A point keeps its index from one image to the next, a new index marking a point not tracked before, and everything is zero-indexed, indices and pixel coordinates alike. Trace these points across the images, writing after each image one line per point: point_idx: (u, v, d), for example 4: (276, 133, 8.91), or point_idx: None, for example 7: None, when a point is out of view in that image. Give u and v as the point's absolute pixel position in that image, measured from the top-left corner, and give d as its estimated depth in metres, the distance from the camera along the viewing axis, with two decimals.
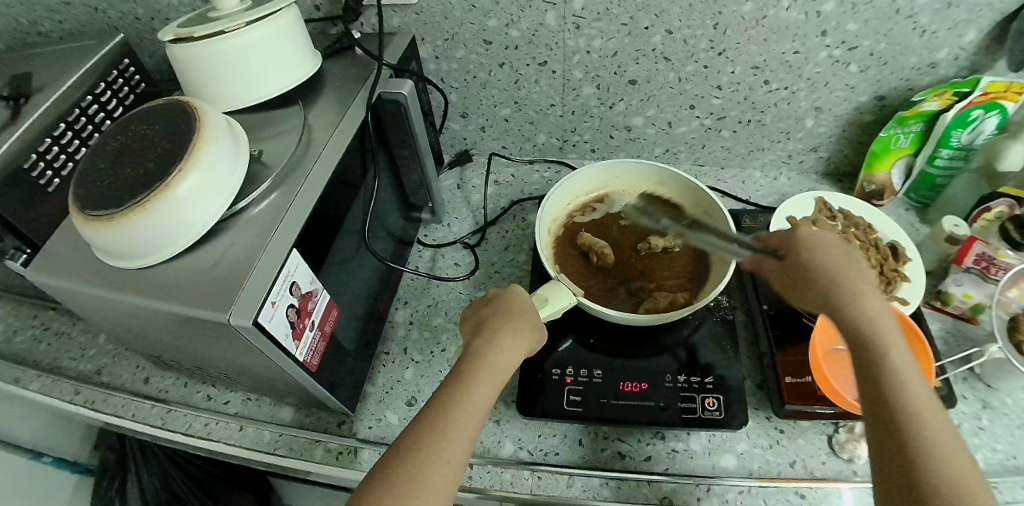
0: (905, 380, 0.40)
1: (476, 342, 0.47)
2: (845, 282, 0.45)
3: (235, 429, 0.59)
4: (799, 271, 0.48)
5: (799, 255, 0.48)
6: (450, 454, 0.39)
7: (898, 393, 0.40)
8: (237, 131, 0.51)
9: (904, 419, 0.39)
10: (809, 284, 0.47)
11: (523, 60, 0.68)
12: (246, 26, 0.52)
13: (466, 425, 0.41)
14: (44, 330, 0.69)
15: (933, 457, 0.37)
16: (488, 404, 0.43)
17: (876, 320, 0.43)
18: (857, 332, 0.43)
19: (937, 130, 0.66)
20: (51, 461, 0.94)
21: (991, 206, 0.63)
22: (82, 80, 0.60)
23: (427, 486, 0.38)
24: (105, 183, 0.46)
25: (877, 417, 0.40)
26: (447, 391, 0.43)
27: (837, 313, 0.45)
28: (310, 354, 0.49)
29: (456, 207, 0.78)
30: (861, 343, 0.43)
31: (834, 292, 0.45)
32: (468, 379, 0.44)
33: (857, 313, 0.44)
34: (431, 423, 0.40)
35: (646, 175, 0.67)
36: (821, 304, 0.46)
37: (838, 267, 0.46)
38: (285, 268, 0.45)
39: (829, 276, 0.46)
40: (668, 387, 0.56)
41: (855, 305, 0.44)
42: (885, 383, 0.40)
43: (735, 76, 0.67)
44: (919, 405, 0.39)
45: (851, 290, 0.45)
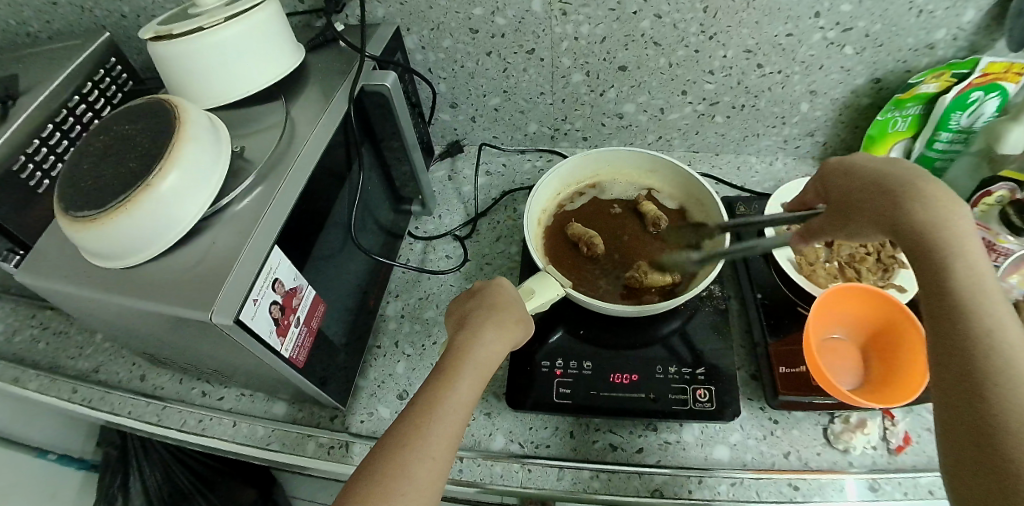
0: (974, 297, 0.37)
1: (466, 331, 0.47)
2: (899, 190, 0.42)
3: (229, 425, 0.59)
4: (848, 198, 0.46)
5: (842, 178, 0.47)
6: (435, 450, 0.39)
7: (967, 314, 0.37)
8: (218, 128, 0.51)
9: (976, 334, 0.36)
10: (858, 207, 0.45)
11: (511, 48, 0.67)
12: (224, 22, 0.51)
13: (452, 412, 0.41)
14: (42, 329, 0.68)
15: (1004, 380, 0.34)
16: (474, 394, 0.43)
17: (941, 230, 0.39)
18: (918, 246, 0.40)
19: (935, 113, 0.65)
20: (56, 458, 0.96)
21: (992, 189, 0.62)
22: (69, 79, 0.60)
23: (413, 483, 0.37)
24: (87, 183, 0.46)
25: (941, 342, 0.38)
26: (433, 385, 0.43)
27: (895, 225, 0.42)
28: (295, 350, 0.49)
29: (445, 199, 0.77)
30: (922, 257, 0.40)
31: (887, 203, 0.42)
32: (455, 371, 0.43)
33: (911, 223, 0.40)
34: (418, 419, 0.40)
35: (638, 161, 0.66)
36: (873, 222, 0.44)
37: (889, 173, 0.43)
38: (266, 265, 0.45)
39: (880, 189, 0.43)
40: (658, 378, 0.55)
41: (904, 213, 0.41)
42: (950, 301, 0.38)
43: (727, 61, 0.66)
44: (994, 329, 0.36)
45: (903, 197, 0.41)
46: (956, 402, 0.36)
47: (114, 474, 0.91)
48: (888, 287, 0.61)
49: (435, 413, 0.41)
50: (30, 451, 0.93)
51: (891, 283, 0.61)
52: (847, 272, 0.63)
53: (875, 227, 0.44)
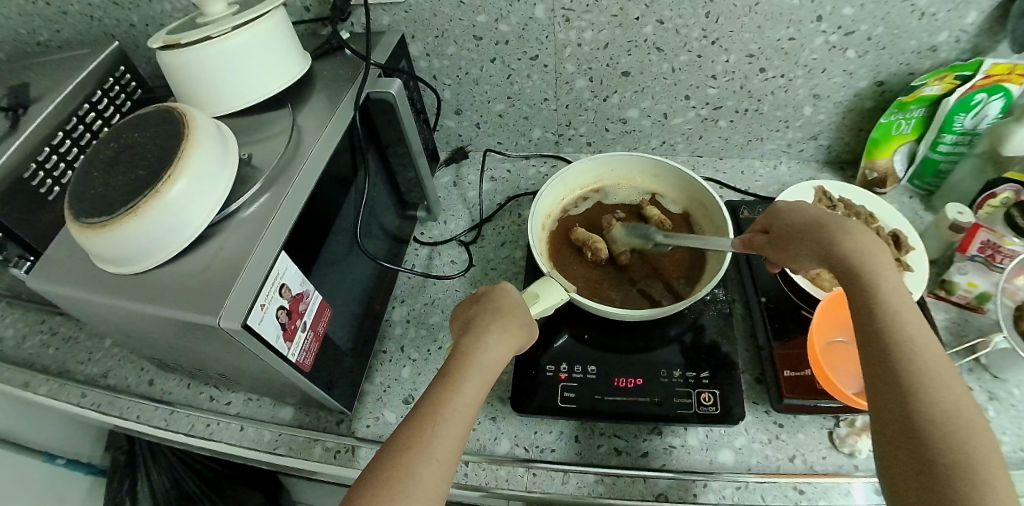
0: (900, 314, 0.41)
1: (471, 334, 0.47)
2: (833, 226, 0.46)
3: (236, 429, 0.60)
4: (789, 229, 0.50)
5: (784, 214, 0.51)
6: (440, 454, 0.40)
7: (896, 328, 0.40)
8: (227, 136, 0.52)
9: (900, 347, 0.39)
10: (798, 237, 0.48)
11: (515, 55, 0.67)
12: (232, 31, 0.52)
13: (455, 416, 0.42)
14: (52, 335, 0.69)
15: (929, 387, 0.37)
16: (478, 398, 0.44)
17: (869, 260, 0.43)
18: (850, 273, 0.43)
19: (939, 115, 0.65)
20: (65, 463, 0.97)
21: (997, 192, 0.64)
22: (79, 87, 0.60)
23: (417, 484, 0.38)
24: (98, 191, 0.47)
25: (873, 358, 0.40)
26: (437, 389, 0.43)
27: (830, 255, 0.45)
28: (302, 355, 0.50)
29: (450, 205, 0.77)
30: (854, 283, 0.43)
31: (824, 236, 0.46)
32: (460, 375, 0.44)
33: (839, 254, 0.44)
34: (422, 421, 0.41)
35: (641, 166, 0.66)
36: (813, 253, 0.47)
37: (824, 213, 0.48)
38: (273, 271, 0.45)
39: (818, 224, 0.47)
40: (662, 382, 0.55)
41: (832, 245, 0.45)
42: (881, 317, 0.41)
43: (730, 65, 0.66)
44: (917, 343, 0.39)
45: (837, 233, 0.45)
46: (888, 409, 0.38)
47: (123, 481, 0.91)
48: None
49: (437, 416, 0.41)
50: (35, 455, 0.94)
51: None
52: None
53: (813, 257, 0.47)
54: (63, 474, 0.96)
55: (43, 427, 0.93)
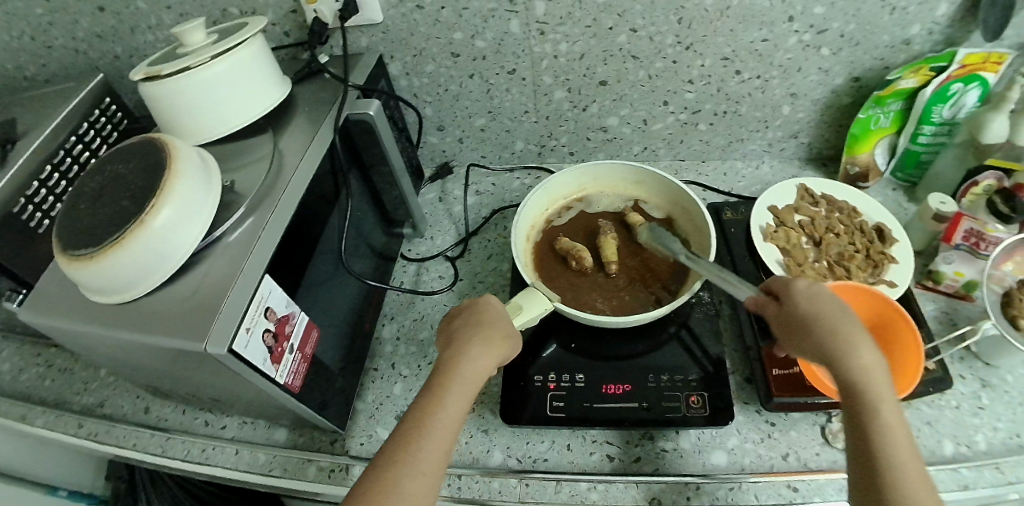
0: (893, 435, 0.40)
1: (457, 343, 0.48)
2: (835, 329, 0.44)
3: (232, 453, 0.60)
4: (795, 318, 0.47)
5: (806, 307, 0.46)
6: (424, 467, 0.41)
7: (886, 449, 0.40)
8: (210, 165, 0.53)
9: (889, 471, 0.39)
10: (802, 330, 0.46)
11: (492, 69, 0.68)
12: (211, 60, 0.53)
13: (439, 427, 0.43)
14: (48, 367, 0.69)
15: None
16: (463, 406, 0.45)
17: (872, 374, 0.42)
18: (849, 384, 0.42)
19: (917, 107, 0.66)
20: (68, 494, 0.94)
21: (979, 180, 0.65)
22: (66, 121, 0.61)
23: (405, 496, 0.39)
24: (85, 223, 0.48)
25: (863, 477, 0.40)
26: (423, 402, 0.44)
27: (831, 361, 0.43)
28: (290, 376, 0.50)
29: (437, 220, 0.78)
30: (853, 396, 0.42)
31: (826, 336, 0.44)
32: (444, 387, 0.45)
33: (845, 364, 0.42)
34: (411, 434, 0.42)
35: (623, 174, 0.66)
36: (815, 353, 0.45)
37: (830, 307, 0.45)
38: (258, 294, 0.46)
39: (822, 322, 0.45)
40: (651, 386, 0.56)
41: (835, 353, 0.43)
42: (875, 436, 0.40)
43: (705, 69, 0.67)
44: (907, 468, 0.39)
45: (842, 338, 0.43)
46: None
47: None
48: (880, 283, 0.62)
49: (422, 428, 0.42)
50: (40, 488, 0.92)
51: (883, 279, 0.62)
52: (838, 270, 0.63)
53: (815, 356, 0.45)
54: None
55: (42, 457, 0.91)
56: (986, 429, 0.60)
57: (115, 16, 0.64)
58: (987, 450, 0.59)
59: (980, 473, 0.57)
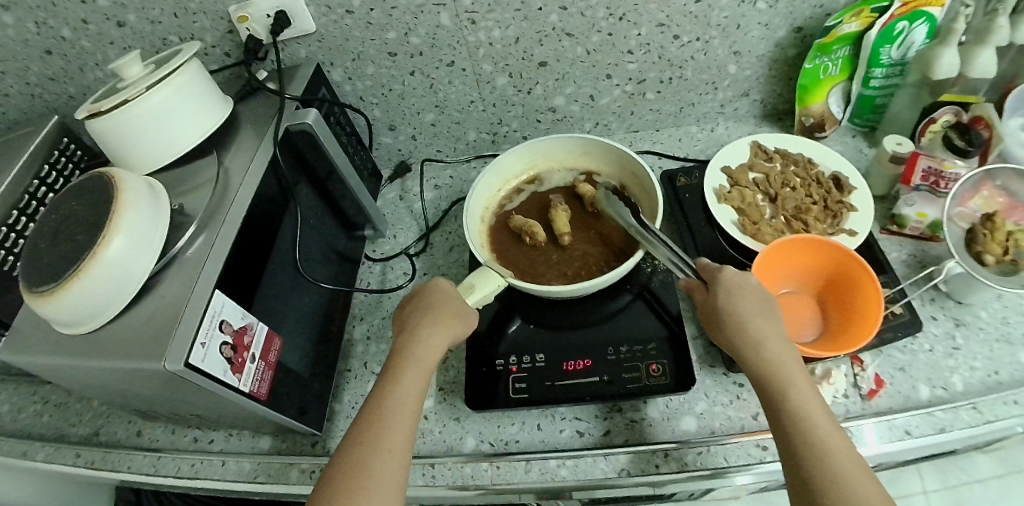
0: (806, 410, 0.44)
1: (407, 326, 0.52)
2: (741, 321, 0.49)
3: (219, 465, 0.62)
4: (712, 312, 0.51)
5: (716, 301, 0.51)
6: (392, 443, 0.44)
7: (800, 423, 0.43)
8: (159, 192, 0.54)
9: (806, 443, 0.42)
10: (718, 325, 0.50)
11: (431, 64, 0.69)
12: (148, 90, 0.54)
13: (399, 406, 0.46)
14: (45, 403, 0.72)
15: (835, 481, 0.40)
16: (419, 382, 0.48)
17: (777, 359, 0.47)
18: (761, 371, 0.47)
19: (865, 51, 0.65)
20: None
21: (936, 117, 0.63)
22: (28, 166, 0.63)
23: (381, 469, 0.42)
24: (42, 260, 0.50)
25: (788, 453, 0.43)
26: (380, 387, 0.48)
27: (743, 352, 0.48)
28: (256, 384, 0.52)
29: (399, 218, 0.79)
30: (767, 382, 0.46)
31: (737, 329, 0.49)
32: (403, 371, 0.49)
33: (753, 351, 0.47)
34: (378, 413, 0.46)
35: (571, 147, 0.67)
36: (732, 346, 0.49)
37: (738, 299, 0.50)
38: (210, 309, 0.47)
39: (732, 314, 0.49)
40: (611, 359, 0.56)
41: (742, 342, 0.48)
42: (790, 413, 0.44)
43: (643, 38, 0.66)
44: (823, 437, 0.42)
45: (747, 328, 0.48)
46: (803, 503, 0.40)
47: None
48: (839, 232, 0.61)
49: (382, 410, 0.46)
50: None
51: (843, 229, 0.62)
52: (796, 224, 0.63)
53: (731, 349, 0.50)
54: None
55: None
56: (964, 370, 0.58)
57: (62, 58, 0.66)
58: (964, 391, 0.57)
59: (956, 414, 0.55)
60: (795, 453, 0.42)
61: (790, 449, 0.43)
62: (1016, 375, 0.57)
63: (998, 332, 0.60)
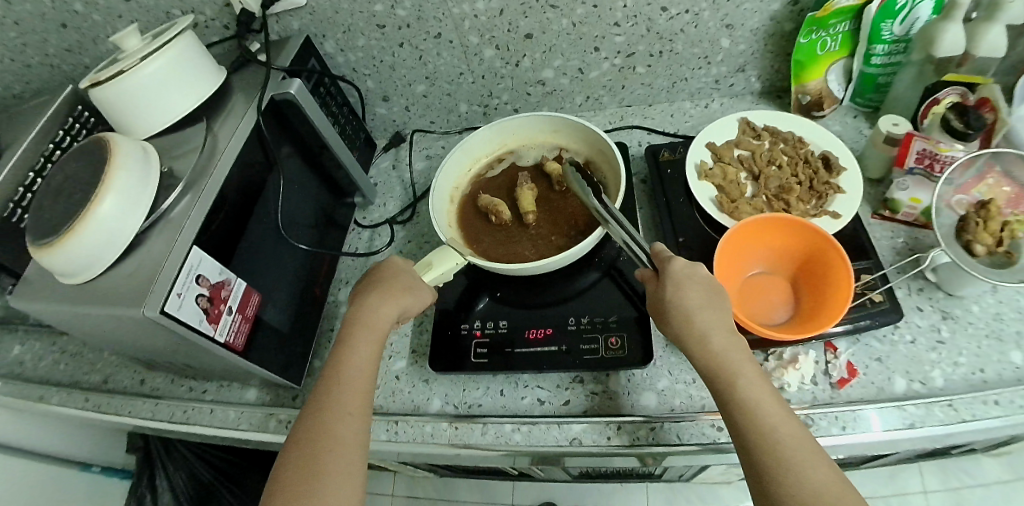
0: (757, 401, 0.44)
1: (360, 299, 0.55)
2: (686, 314, 0.49)
3: (208, 412, 0.67)
4: (660, 304, 0.51)
5: (662, 293, 0.51)
6: (350, 407, 0.48)
7: (751, 416, 0.43)
8: (151, 157, 0.58)
9: (757, 435, 0.42)
10: (666, 318, 0.50)
11: (419, 36, 0.70)
12: (143, 61, 0.58)
13: (354, 373, 0.50)
14: (62, 353, 0.79)
15: (788, 469, 0.40)
16: (373, 347, 0.52)
17: (723, 351, 0.47)
18: (708, 363, 0.47)
19: (864, 25, 0.62)
20: (102, 470, 1.03)
21: (939, 98, 0.60)
22: (44, 132, 0.68)
23: (339, 433, 0.46)
24: (45, 215, 0.54)
25: (741, 444, 0.43)
26: (336, 358, 0.51)
27: (689, 345, 0.48)
28: (232, 335, 0.55)
29: (389, 188, 0.81)
30: (715, 374, 0.46)
31: (683, 321, 0.49)
32: (353, 342, 0.52)
33: (699, 344, 0.47)
34: (330, 384, 0.49)
35: (540, 125, 0.67)
36: (679, 338, 0.49)
37: (683, 290, 0.50)
38: (187, 263, 0.51)
39: (678, 307, 0.49)
40: (571, 329, 0.58)
41: (688, 336, 0.48)
42: (739, 406, 0.44)
43: (629, 10, 0.65)
44: (774, 426, 0.42)
45: (692, 320, 0.48)
46: (760, 494, 0.41)
47: (142, 473, 0.94)
48: (822, 214, 0.59)
49: (340, 379, 0.49)
50: (73, 466, 0.98)
51: (826, 211, 0.59)
52: (776, 205, 0.62)
53: (679, 341, 0.49)
54: (101, 481, 1.02)
55: (77, 438, 0.98)
56: (945, 365, 0.56)
57: (76, 31, 0.70)
58: (943, 387, 0.55)
59: (929, 410, 0.53)
60: (747, 443, 0.42)
61: (743, 440, 0.43)
62: (1003, 375, 0.54)
63: (989, 328, 0.57)
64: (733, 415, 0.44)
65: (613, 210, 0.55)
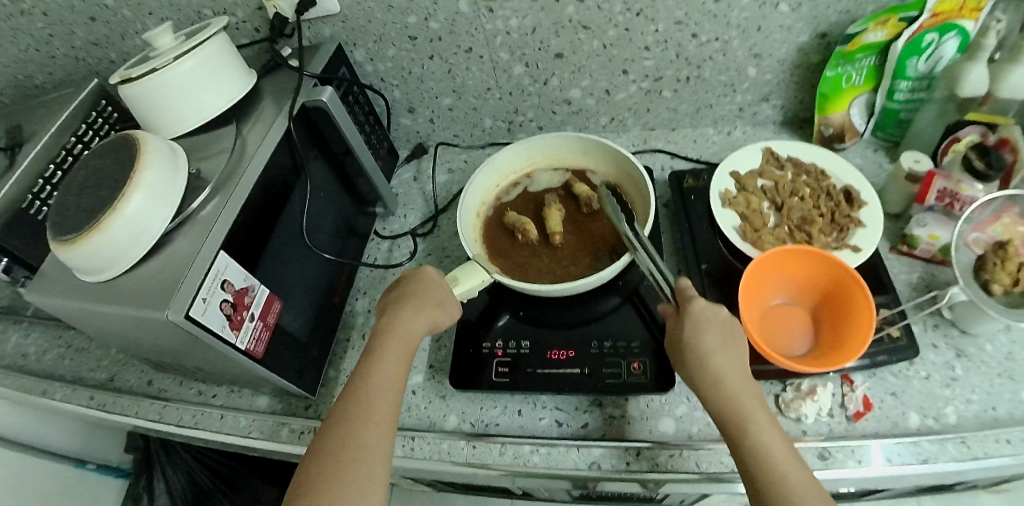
0: (769, 449, 0.44)
1: (383, 318, 0.54)
2: (701, 356, 0.49)
3: (217, 417, 0.66)
4: (676, 341, 0.51)
5: (678, 333, 0.51)
6: (376, 421, 0.47)
7: (763, 464, 0.43)
8: (179, 157, 0.57)
9: (769, 484, 0.42)
10: (681, 357, 0.50)
11: (449, 50, 0.70)
12: (176, 59, 0.57)
13: (378, 392, 0.49)
14: (68, 347, 0.78)
15: None
16: (400, 362, 0.51)
17: (737, 396, 0.47)
18: (721, 407, 0.47)
19: (891, 61, 0.63)
20: (96, 468, 1.01)
21: (961, 135, 0.61)
22: (66, 124, 0.67)
23: (360, 455, 0.45)
24: (68, 210, 0.53)
25: (753, 492, 0.43)
26: (356, 379, 0.50)
27: (703, 386, 0.48)
28: (252, 342, 0.55)
29: (410, 199, 0.82)
30: (729, 418, 0.46)
31: (698, 362, 0.49)
32: (373, 363, 0.51)
33: (714, 387, 0.48)
34: (352, 402, 0.48)
35: (570, 146, 0.67)
36: (692, 379, 0.49)
37: (701, 330, 0.49)
38: (213, 269, 0.50)
39: (694, 347, 0.49)
40: (594, 353, 0.58)
41: (703, 377, 0.48)
42: (751, 453, 0.44)
43: (660, 35, 0.66)
44: (785, 475, 0.42)
45: (707, 362, 0.48)
46: None
47: (141, 475, 0.95)
48: (843, 247, 0.60)
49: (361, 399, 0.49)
50: (66, 462, 0.96)
51: (848, 244, 0.60)
52: (798, 235, 0.62)
53: (692, 381, 0.50)
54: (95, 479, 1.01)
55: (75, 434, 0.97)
56: (958, 402, 0.57)
57: (104, 25, 0.70)
58: (957, 423, 0.55)
59: (942, 447, 0.53)
60: (760, 492, 0.42)
61: (755, 489, 0.43)
62: (1015, 414, 0.55)
63: (1001, 367, 0.58)
64: (747, 462, 0.44)
65: (643, 238, 0.56)
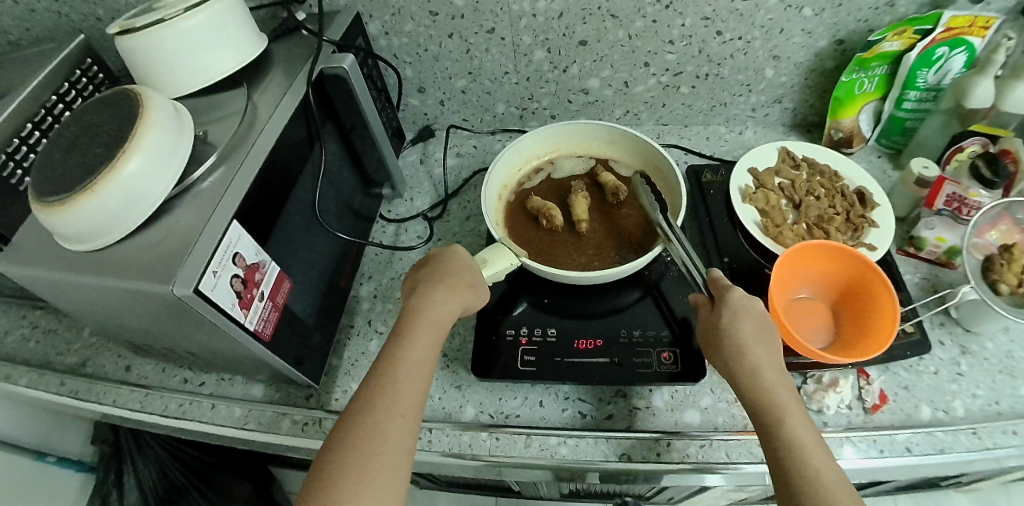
0: (801, 441, 0.43)
1: (410, 302, 0.51)
2: (738, 346, 0.48)
3: (208, 408, 0.60)
4: (711, 331, 0.50)
5: (714, 322, 0.50)
6: (399, 409, 0.43)
7: (795, 455, 0.42)
8: (183, 117, 0.52)
9: (801, 474, 0.41)
10: (715, 347, 0.49)
11: (471, 29, 0.68)
12: (187, 12, 0.52)
13: (407, 378, 0.46)
14: (32, 329, 0.70)
15: None
16: (430, 350, 0.48)
17: (772, 388, 0.46)
18: (755, 398, 0.46)
19: (902, 71, 0.65)
20: (56, 461, 0.97)
21: (963, 145, 0.64)
22: (47, 80, 0.60)
23: (377, 443, 0.41)
24: (53, 168, 0.47)
25: (781, 483, 0.42)
26: (381, 366, 0.46)
27: (738, 377, 0.47)
28: (260, 323, 0.50)
29: (416, 182, 0.79)
30: (763, 409, 0.45)
31: (733, 353, 0.48)
32: (398, 347, 0.47)
33: (750, 377, 0.47)
34: (373, 387, 0.44)
35: (595, 134, 0.66)
36: (726, 369, 0.48)
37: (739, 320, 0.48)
38: (225, 240, 0.46)
39: (731, 337, 0.48)
40: (623, 342, 0.56)
41: (739, 367, 0.47)
42: (783, 443, 0.43)
43: (686, 29, 0.66)
44: (817, 468, 0.41)
45: (744, 353, 0.47)
46: None
47: (108, 471, 0.86)
48: (858, 245, 0.61)
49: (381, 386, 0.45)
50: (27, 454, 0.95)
51: (863, 242, 0.62)
52: (816, 232, 0.63)
53: (726, 372, 0.49)
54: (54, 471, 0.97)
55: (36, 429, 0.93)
56: (965, 396, 0.58)
57: None
58: (964, 416, 0.57)
59: (956, 437, 0.55)
60: (791, 483, 0.41)
61: (784, 480, 0.42)
62: (1016, 408, 0.57)
63: (1001, 364, 0.60)
64: (778, 453, 0.43)
65: (675, 228, 0.55)
